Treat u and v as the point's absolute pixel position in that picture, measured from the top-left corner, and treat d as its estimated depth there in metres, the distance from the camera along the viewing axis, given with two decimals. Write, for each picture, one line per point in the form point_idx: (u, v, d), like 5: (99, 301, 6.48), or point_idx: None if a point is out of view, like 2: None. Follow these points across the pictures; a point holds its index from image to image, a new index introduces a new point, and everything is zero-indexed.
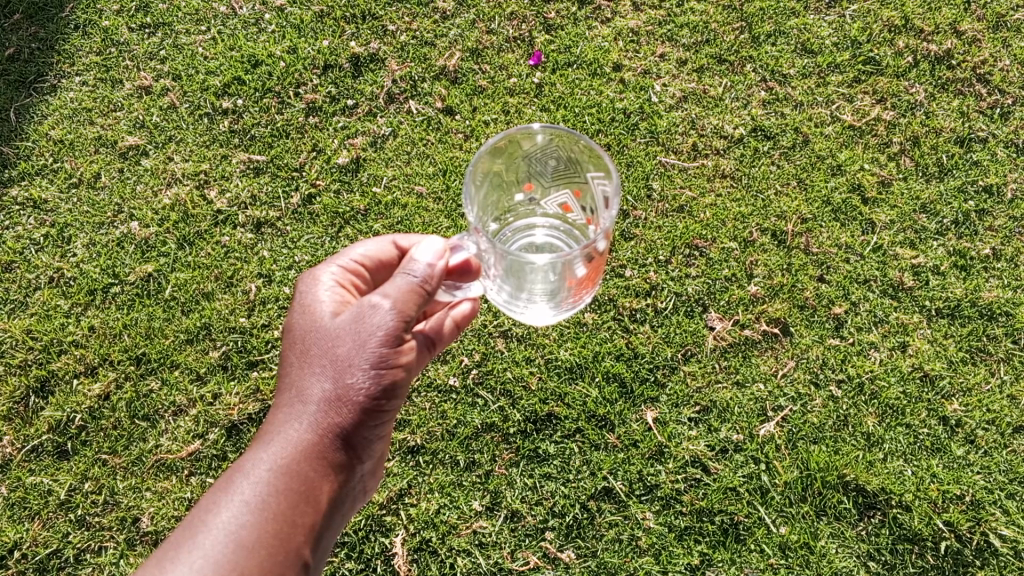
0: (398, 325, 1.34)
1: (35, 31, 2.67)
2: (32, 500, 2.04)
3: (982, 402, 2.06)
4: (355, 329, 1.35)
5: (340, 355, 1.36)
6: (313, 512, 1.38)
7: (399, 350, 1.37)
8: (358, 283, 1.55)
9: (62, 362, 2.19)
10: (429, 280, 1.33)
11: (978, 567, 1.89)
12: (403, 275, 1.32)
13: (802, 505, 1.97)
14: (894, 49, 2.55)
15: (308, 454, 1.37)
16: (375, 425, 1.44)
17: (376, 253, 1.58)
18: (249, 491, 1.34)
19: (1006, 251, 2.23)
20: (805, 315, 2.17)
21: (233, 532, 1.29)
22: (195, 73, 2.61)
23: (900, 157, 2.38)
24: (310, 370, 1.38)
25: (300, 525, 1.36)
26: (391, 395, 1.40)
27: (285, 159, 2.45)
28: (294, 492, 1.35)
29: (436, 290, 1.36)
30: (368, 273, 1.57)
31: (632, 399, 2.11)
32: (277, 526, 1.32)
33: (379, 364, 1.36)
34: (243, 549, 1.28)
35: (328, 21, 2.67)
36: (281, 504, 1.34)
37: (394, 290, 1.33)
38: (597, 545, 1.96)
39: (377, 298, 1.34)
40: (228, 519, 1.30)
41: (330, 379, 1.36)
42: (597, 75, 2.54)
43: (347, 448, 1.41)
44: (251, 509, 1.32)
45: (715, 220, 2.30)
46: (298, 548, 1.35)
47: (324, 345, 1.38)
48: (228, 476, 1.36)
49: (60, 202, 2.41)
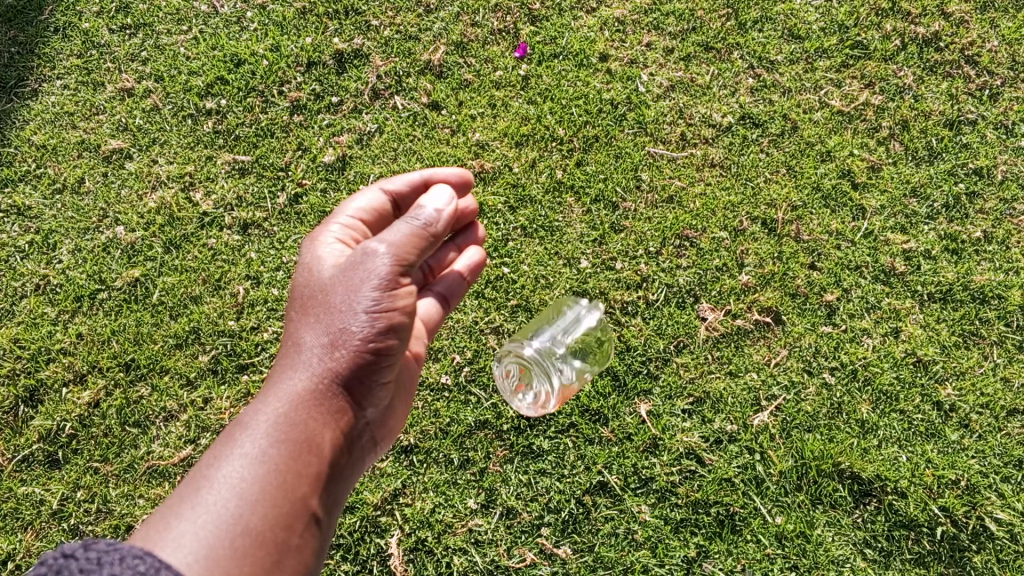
0: (395, 267, 1.37)
1: (13, 35, 2.60)
2: (25, 510, 2.04)
3: (976, 386, 2.07)
4: (352, 273, 1.38)
5: (337, 301, 1.37)
6: (316, 463, 1.32)
7: (396, 292, 1.38)
8: (358, 236, 1.60)
9: (51, 371, 2.17)
10: (428, 226, 1.43)
11: (975, 552, 1.92)
12: (403, 223, 1.41)
13: (798, 494, 1.98)
14: (882, 32, 2.51)
15: (309, 403, 1.34)
16: (374, 373, 1.42)
17: (372, 207, 1.65)
18: (251, 446, 1.27)
19: (997, 234, 2.23)
20: (797, 303, 2.17)
21: (238, 484, 1.21)
22: (177, 73, 2.55)
23: (890, 141, 2.36)
24: (311, 317, 1.39)
25: (305, 476, 1.29)
26: (389, 339, 1.39)
27: (271, 158, 2.41)
28: (295, 442, 1.30)
29: (432, 237, 1.44)
30: (368, 227, 1.65)
31: (625, 392, 2.10)
32: (282, 476, 1.26)
33: (376, 306, 1.36)
34: (248, 500, 1.20)
35: (310, 17, 2.60)
36: (284, 455, 1.28)
37: (394, 235, 1.39)
38: (594, 540, 1.97)
39: (373, 243, 1.38)
40: (231, 473, 1.23)
41: (327, 324, 1.37)
42: (584, 66, 2.50)
43: (346, 396, 1.39)
44: (255, 461, 1.25)
45: (705, 210, 2.28)
46: (305, 500, 1.28)
47: (323, 293, 1.40)
48: (227, 435, 1.30)
49: (45, 209, 2.38)
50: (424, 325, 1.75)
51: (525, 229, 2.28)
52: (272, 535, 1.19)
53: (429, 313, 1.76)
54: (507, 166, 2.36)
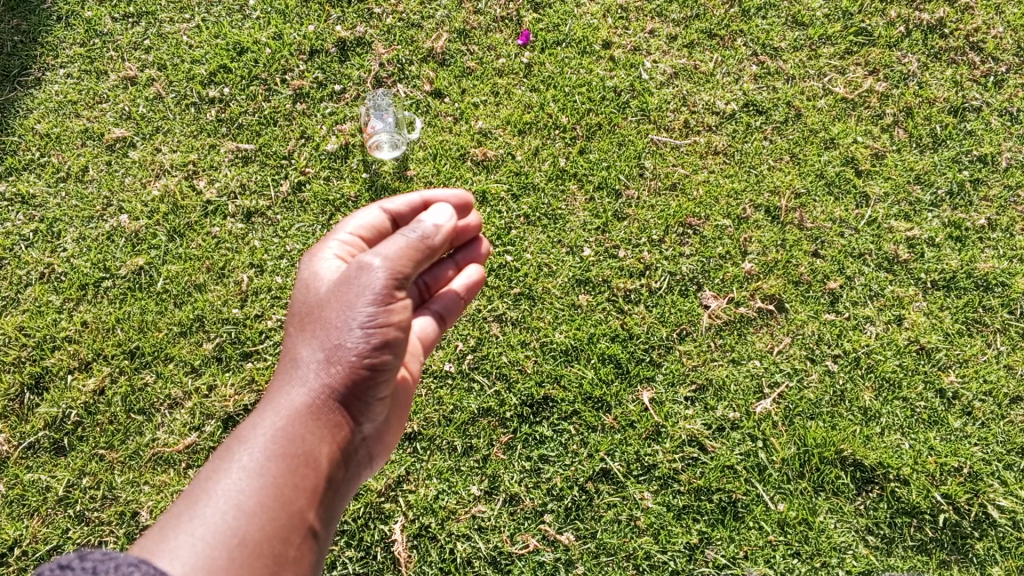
0: (391, 282, 1.39)
1: (16, 23, 2.60)
2: (31, 497, 2.05)
3: (979, 373, 2.07)
4: (348, 289, 1.40)
5: (333, 316, 1.39)
6: (314, 476, 1.33)
7: (392, 307, 1.39)
8: (357, 253, 1.65)
9: (56, 358, 2.19)
10: (425, 238, 1.46)
11: (977, 539, 1.93)
12: (399, 237, 1.44)
13: (800, 481, 1.99)
14: (886, 19, 2.49)
15: (306, 417, 1.36)
16: (370, 388, 1.43)
17: (371, 225, 1.72)
18: (249, 459, 1.29)
19: (1001, 221, 2.22)
20: (800, 290, 2.17)
21: (235, 497, 1.22)
22: (180, 62, 2.55)
23: (894, 128, 2.35)
24: (308, 333, 1.42)
25: (302, 488, 1.29)
26: (384, 355, 1.40)
27: (274, 147, 2.41)
28: (293, 455, 1.31)
29: (427, 252, 1.46)
30: (367, 244, 1.71)
31: (627, 379, 2.10)
32: (279, 489, 1.26)
33: (370, 321, 1.36)
34: (244, 513, 1.21)
35: (313, 4, 2.59)
36: (282, 468, 1.29)
37: (389, 250, 1.41)
38: (597, 526, 1.98)
39: (368, 258, 1.40)
40: (229, 486, 1.24)
41: (324, 339, 1.39)
42: (587, 54, 2.49)
43: (343, 410, 1.40)
44: (253, 474, 1.26)
45: (708, 198, 2.28)
46: (302, 513, 1.28)
47: (321, 308, 1.43)
48: (226, 448, 1.32)
49: (49, 197, 2.39)
50: (420, 342, 1.74)
51: (527, 218, 2.28)
52: (269, 547, 1.20)
53: (426, 330, 1.76)
54: (510, 155, 2.36)
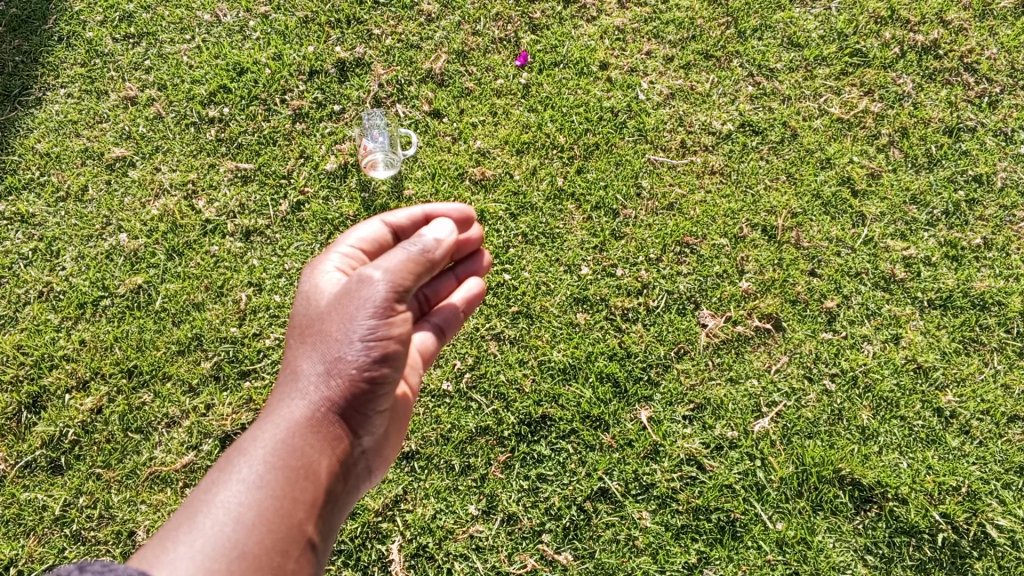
0: (392, 295, 1.39)
1: (18, 44, 2.62)
2: (27, 516, 2.04)
3: (977, 392, 2.07)
4: (348, 301, 1.40)
5: (333, 329, 1.39)
6: (313, 489, 1.32)
7: (392, 319, 1.39)
8: (357, 265, 1.66)
9: (53, 377, 2.18)
10: (427, 252, 1.46)
11: (976, 559, 1.91)
12: (400, 250, 1.44)
13: (799, 500, 1.98)
14: (880, 41, 2.52)
15: (306, 429, 1.36)
16: (370, 402, 1.43)
17: (372, 238, 1.73)
18: (249, 471, 1.28)
19: (997, 240, 2.24)
20: (797, 309, 2.17)
21: (235, 509, 1.22)
22: (181, 82, 2.57)
23: (889, 148, 2.37)
24: (309, 345, 1.42)
25: (301, 501, 1.29)
26: (384, 368, 1.40)
27: (273, 166, 2.43)
28: (292, 467, 1.31)
29: (428, 265, 1.46)
30: (368, 257, 1.72)
31: (625, 398, 2.10)
32: (278, 501, 1.26)
33: (370, 334, 1.36)
34: (244, 526, 1.20)
35: (313, 26, 2.62)
36: (281, 480, 1.29)
37: (389, 263, 1.41)
38: (594, 546, 1.97)
39: (369, 270, 1.40)
40: (228, 498, 1.23)
41: (325, 351, 1.39)
42: (584, 74, 2.52)
43: (343, 423, 1.40)
44: (252, 486, 1.26)
45: (705, 217, 2.29)
46: (302, 525, 1.27)
47: (321, 321, 1.43)
48: (226, 459, 1.31)
49: (48, 216, 2.40)
50: (420, 355, 1.74)
51: (525, 236, 2.30)
52: (268, 560, 1.19)
53: (426, 343, 1.76)
54: (508, 174, 2.38)
